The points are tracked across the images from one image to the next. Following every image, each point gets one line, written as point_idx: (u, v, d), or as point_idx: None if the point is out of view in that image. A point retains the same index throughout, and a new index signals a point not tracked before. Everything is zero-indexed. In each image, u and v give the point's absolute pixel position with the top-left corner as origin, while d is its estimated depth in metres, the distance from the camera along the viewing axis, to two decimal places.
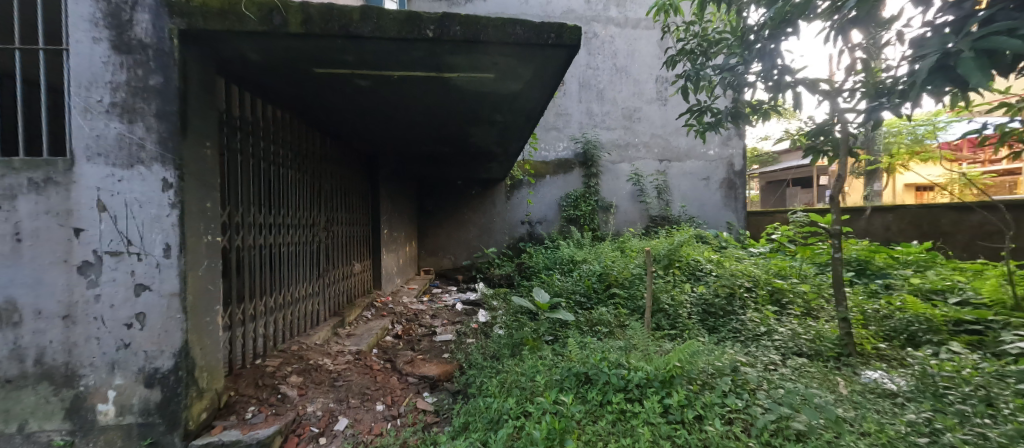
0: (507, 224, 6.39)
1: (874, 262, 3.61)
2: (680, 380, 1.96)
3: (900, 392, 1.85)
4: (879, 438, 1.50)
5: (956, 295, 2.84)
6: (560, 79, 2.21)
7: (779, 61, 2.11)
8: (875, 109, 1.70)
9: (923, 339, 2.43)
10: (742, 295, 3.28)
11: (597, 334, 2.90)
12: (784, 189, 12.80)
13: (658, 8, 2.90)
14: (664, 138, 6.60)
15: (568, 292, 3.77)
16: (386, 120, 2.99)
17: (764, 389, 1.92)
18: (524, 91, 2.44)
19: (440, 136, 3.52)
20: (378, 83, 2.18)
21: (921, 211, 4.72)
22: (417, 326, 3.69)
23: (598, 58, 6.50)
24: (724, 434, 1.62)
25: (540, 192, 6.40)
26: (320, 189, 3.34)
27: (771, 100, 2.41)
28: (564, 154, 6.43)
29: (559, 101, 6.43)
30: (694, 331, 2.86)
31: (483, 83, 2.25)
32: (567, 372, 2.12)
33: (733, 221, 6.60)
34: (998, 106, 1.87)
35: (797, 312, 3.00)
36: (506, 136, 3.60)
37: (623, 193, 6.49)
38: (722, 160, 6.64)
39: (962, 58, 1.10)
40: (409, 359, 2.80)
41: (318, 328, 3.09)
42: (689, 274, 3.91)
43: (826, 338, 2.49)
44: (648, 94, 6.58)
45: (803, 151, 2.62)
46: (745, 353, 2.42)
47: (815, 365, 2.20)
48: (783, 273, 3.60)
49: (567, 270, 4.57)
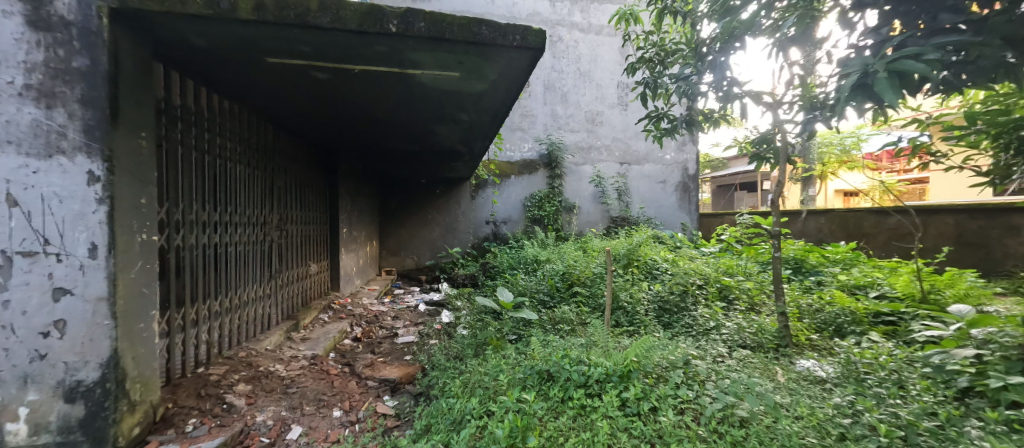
0: (471, 224, 6.34)
1: (808, 261, 3.97)
2: (637, 374, 2.05)
3: (828, 378, 2.03)
4: (810, 420, 1.65)
5: (875, 290, 3.18)
6: (525, 80, 2.23)
7: (728, 73, 2.28)
8: (809, 121, 1.86)
9: (848, 330, 2.69)
10: (694, 293, 3.48)
11: (559, 332, 2.96)
12: (732, 192, 13.67)
13: (619, 16, 3.00)
14: (625, 141, 6.84)
15: (532, 291, 3.82)
16: (345, 116, 2.89)
17: (712, 380, 2.05)
18: (489, 91, 2.44)
19: (403, 134, 3.45)
20: (336, 76, 2.10)
21: (848, 214, 5.23)
22: (378, 328, 3.58)
23: (562, 62, 6.62)
24: (676, 423, 1.72)
25: (505, 192, 6.41)
26: (273, 185, 3.16)
27: (720, 109, 2.59)
28: (529, 154, 6.49)
29: (524, 102, 6.48)
30: (651, 327, 3.00)
31: (447, 82, 2.24)
32: (529, 370, 2.15)
33: (687, 222, 6.96)
34: (911, 122, 2.11)
35: (742, 307, 3.21)
36: (471, 136, 3.58)
37: (586, 194, 6.66)
38: (678, 164, 6.97)
39: (878, 77, 1.23)
40: (370, 362, 2.73)
41: (269, 332, 2.93)
42: (646, 273, 4.08)
43: (767, 330, 2.70)
44: (610, 99, 6.79)
45: (748, 158, 2.83)
46: (696, 347, 2.56)
47: (756, 356, 2.38)
48: (731, 271, 3.85)
49: (531, 269, 4.61)
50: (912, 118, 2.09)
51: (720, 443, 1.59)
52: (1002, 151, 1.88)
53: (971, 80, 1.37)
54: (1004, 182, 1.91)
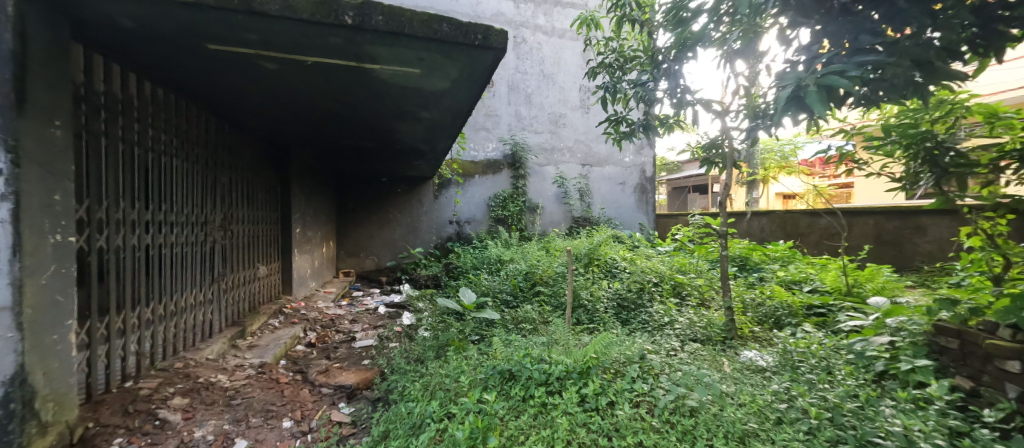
0: (434, 224, 6.23)
1: (752, 258, 4.28)
2: (595, 370, 2.11)
3: (767, 367, 2.20)
4: (752, 407, 1.77)
5: (809, 284, 3.48)
6: (486, 79, 2.23)
7: (681, 81, 2.41)
8: (753, 129, 2.01)
9: (785, 321, 2.93)
10: (650, 290, 3.63)
11: (522, 331, 2.98)
12: (686, 194, 14.38)
13: (580, 21, 3.06)
14: (586, 143, 7.00)
15: (495, 291, 3.82)
16: (299, 110, 2.75)
17: (665, 373, 2.15)
18: (451, 90, 2.41)
19: (362, 130, 3.34)
20: (286, 68, 1.99)
21: (786, 216, 5.68)
22: (334, 333, 3.43)
23: (526, 63, 6.68)
24: (632, 416, 1.78)
25: (468, 192, 6.35)
26: (215, 181, 2.94)
27: (674, 115, 2.72)
28: (493, 154, 6.47)
29: (487, 102, 6.47)
30: (609, 324, 3.10)
31: (407, 78, 2.18)
32: (491, 370, 2.15)
33: (644, 222, 7.25)
34: (839, 132, 2.32)
35: (693, 303, 3.39)
36: (434, 134, 3.52)
37: (548, 195, 6.75)
38: (636, 166, 7.24)
39: (809, 90, 1.35)
40: (324, 368, 2.61)
41: (212, 340, 2.72)
42: (606, 271, 4.21)
43: (715, 324, 2.87)
44: (573, 101, 6.93)
45: (700, 163, 3.00)
46: (651, 342, 2.67)
47: (705, 349, 2.53)
48: (684, 268, 4.06)
49: (493, 269, 4.61)
50: (839, 128, 2.30)
51: (672, 433, 1.67)
52: (911, 160, 2.11)
53: (886, 95, 1.54)
54: (914, 187, 2.15)
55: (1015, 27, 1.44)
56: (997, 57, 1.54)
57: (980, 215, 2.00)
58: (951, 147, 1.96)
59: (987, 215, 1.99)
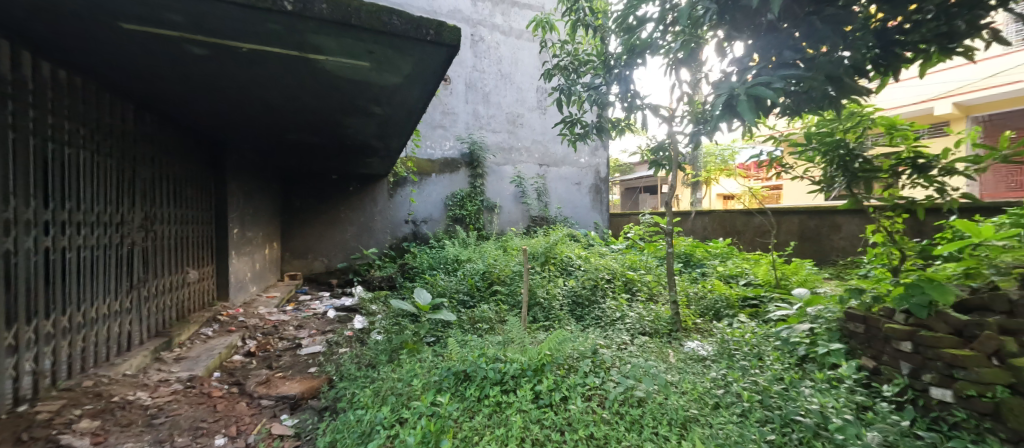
0: (388, 223, 6.01)
1: (695, 254, 4.59)
2: (549, 367, 2.15)
3: (708, 356, 2.35)
4: (693, 394, 1.89)
5: (744, 278, 3.77)
6: (441, 76, 2.19)
7: (632, 86, 2.53)
8: (696, 134, 2.15)
9: (723, 313, 3.15)
10: (603, 287, 3.76)
11: (478, 331, 2.97)
12: (637, 194, 15.04)
13: (536, 23, 3.10)
14: (543, 144, 7.11)
15: (452, 291, 3.77)
16: (233, 101, 2.53)
17: (616, 366, 2.24)
18: (404, 85, 2.34)
19: (307, 124, 3.15)
20: (219, 55, 1.84)
21: (725, 215, 6.12)
22: (277, 340, 3.20)
23: (484, 62, 6.65)
24: (584, 410, 1.84)
25: (424, 190, 6.20)
26: (134, 177, 2.63)
27: (625, 118, 2.84)
28: (450, 153, 6.38)
29: (444, 99, 6.36)
30: (564, 321, 3.18)
31: (355, 71, 2.09)
32: (445, 372, 2.13)
33: (598, 221, 7.50)
34: (771, 139, 2.54)
35: (643, 298, 3.55)
36: (387, 131, 3.41)
37: (506, 194, 6.76)
38: (591, 167, 7.46)
39: (740, 98, 1.48)
40: (264, 379, 2.43)
41: (131, 354, 2.44)
42: (562, 269, 4.31)
43: (662, 318, 3.02)
44: (530, 102, 7.00)
45: (648, 165, 3.16)
46: (604, 337, 2.76)
47: (653, 341, 2.66)
48: (634, 265, 4.26)
49: (450, 269, 4.55)
50: (769, 135, 2.51)
51: (622, 423, 1.74)
52: (829, 166, 2.36)
53: (806, 106, 1.70)
54: (830, 189, 2.40)
55: (908, 51, 1.65)
56: (893, 76, 1.76)
57: (882, 214, 2.28)
58: (859, 154, 2.21)
59: (887, 214, 2.27)
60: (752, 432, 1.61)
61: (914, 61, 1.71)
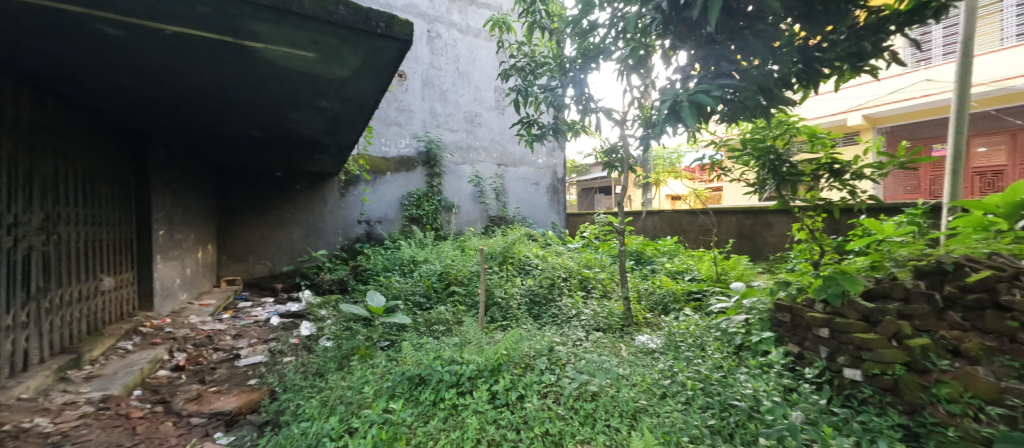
0: (338, 224, 5.72)
1: (646, 252, 4.83)
2: (506, 367, 2.16)
3: (657, 348, 2.47)
4: (642, 385, 1.98)
5: (689, 274, 4.02)
6: (393, 70, 2.12)
7: (586, 89, 2.62)
8: (645, 137, 2.25)
9: (670, 307, 3.33)
10: (559, 285, 3.84)
11: (434, 333, 2.91)
12: (593, 195, 15.50)
13: (493, 23, 3.09)
14: (501, 144, 7.13)
15: (407, 293, 3.67)
16: (157, 88, 2.30)
17: (571, 362, 2.29)
18: (354, 79, 2.25)
19: (246, 117, 2.92)
20: (139, 37, 1.66)
21: (672, 215, 6.47)
22: (211, 352, 2.94)
23: (441, 59, 6.54)
24: (540, 408, 1.86)
25: (377, 189, 5.97)
26: (31, 172, 2.31)
27: (580, 121, 2.92)
28: (405, 151, 6.20)
29: (399, 96, 6.17)
30: (521, 320, 3.20)
31: (300, 62, 1.97)
32: (400, 377, 2.08)
33: (555, 221, 7.64)
34: (713, 144, 2.72)
35: (597, 295, 3.67)
36: (336, 127, 3.24)
37: (464, 194, 6.69)
38: (548, 168, 7.58)
39: (683, 105, 1.58)
40: (195, 395, 2.22)
41: (28, 375, 2.13)
42: (519, 268, 4.34)
43: (615, 313, 3.14)
44: (488, 101, 6.99)
45: (602, 167, 3.26)
46: (560, 334, 2.82)
47: (607, 336, 2.75)
48: (589, 263, 4.38)
49: (406, 271, 4.42)
50: (711, 140, 2.68)
51: (576, 418, 1.78)
52: (761, 169, 2.57)
53: (740, 114, 1.84)
54: (763, 191, 2.62)
55: (826, 67, 1.84)
56: (813, 89, 1.95)
57: (806, 214, 2.52)
58: (786, 159, 2.42)
59: (810, 214, 2.51)
60: (694, 418, 1.72)
61: (830, 76, 1.91)
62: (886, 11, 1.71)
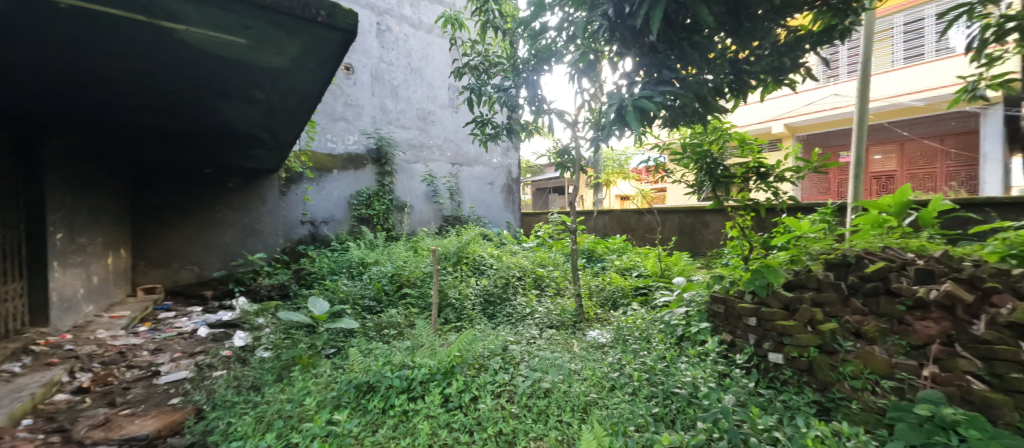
0: (279, 225, 5.32)
1: (597, 250, 5.01)
2: (459, 369, 2.13)
3: (607, 343, 2.56)
4: (593, 379, 2.05)
5: (636, 270, 4.22)
6: (337, 61, 2.03)
7: (538, 91, 2.66)
8: (597, 139, 2.32)
9: (619, 302, 3.48)
10: (514, 284, 3.86)
11: (385, 338, 2.81)
12: (547, 194, 15.78)
13: (444, 19, 3.04)
14: (455, 143, 7.05)
15: (356, 297, 3.50)
16: (54, 71, 2.01)
17: (525, 360, 2.30)
18: (293, 70, 2.12)
19: (168, 107, 2.64)
20: (28, 11, 1.44)
21: (621, 214, 6.76)
22: (124, 370, 2.61)
23: (392, 54, 6.32)
24: (493, 408, 1.86)
25: (322, 188, 5.63)
26: None
27: (533, 121, 2.96)
28: (353, 148, 5.91)
29: (347, 90, 5.85)
30: (475, 320, 3.19)
31: (230, 49, 1.82)
32: (346, 385, 1.99)
33: (510, 220, 7.68)
34: (658, 147, 2.87)
35: (551, 292, 3.73)
36: (274, 120, 3.02)
37: (417, 193, 6.51)
38: (503, 167, 7.60)
39: (629, 109, 1.66)
40: (102, 421, 1.97)
41: None
42: (474, 268, 4.31)
43: (567, 310, 3.22)
44: (441, 99, 6.89)
45: (556, 168, 3.32)
46: (514, 333, 2.83)
47: (560, 333, 2.81)
48: (543, 262, 4.45)
49: (355, 274, 4.22)
50: (655, 144, 2.83)
51: (529, 415, 1.80)
52: (699, 172, 2.75)
53: (681, 119, 1.96)
54: (701, 192, 2.80)
55: (752, 79, 2.01)
56: (742, 100, 2.13)
57: (738, 213, 2.73)
58: (720, 162, 2.62)
59: (742, 213, 2.72)
60: (640, 408, 1.81)
61: (756, 88, 2.09)
62: (802, 31, 1.90)
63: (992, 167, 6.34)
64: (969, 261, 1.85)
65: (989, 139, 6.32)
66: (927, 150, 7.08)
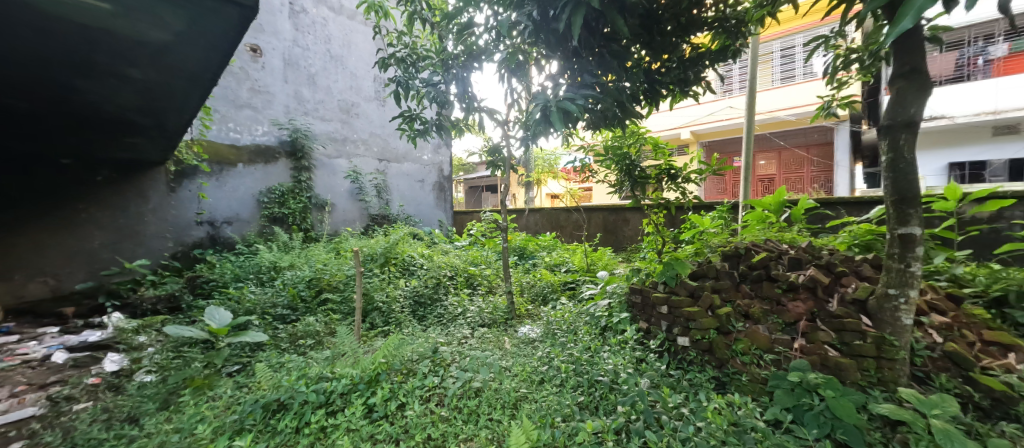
0: (168, 225, 4.56)
1: (528, 247, 5.13)
2: (385, 376, 2.03)
3: (536, 337, 2.63)
4: (522, 374, 2.09)
5: (565, 266, 4.40)
6: (230, 40, 1.91)
7: (468, 88, 2.65)
8: (526, 137, 2.37)
9: (549, 297, 3.59)
10: (445, 284, 3.78)
11: (300, 349, 2.57)
12: (479, 193, 15.75)
13: (367, 5, 2.85)
14: (382, 138, 6.72)
15: (266, 306, 3.15)
16: None
17: (455, 361, 2.26)
18: (176, 48, 1.93)
19: (7, 88, 2.21)
20: None
21: (551, 212, 7.02)
22: None
23: (308, 38, 5.81)
24: (421, 413, 1.81)
25: (224, 184, 4.97)
26: None
27: (464, 118, 2.92)
28: (262, 139, 5.32)
29: (254, 75, 5.23)
30: (404, 323, 3.07)
31: (90, 15, 1.60)
32: (252, 406, 1.79)
33: (442, 219, 7.53)
34: (584, 148, 3.02)
35: (483, 291, 3.72)
36: (161, 105, 2.59)
37: (340, 191, 6.07)
38: (434, 165, 7.41)
39: (552, 110, 1.73)
40: None
41: None
42: (403, 269, 4.13)
43: (499, 308, 3.24)
44: (366, 91, 6.52)
45: (487, 166, 3.31)
46: (444, 334, 2.77)
47: (491, 331, 2.81)
48: (476, 261, 4.42)
49: (265, 280, 3.80)
50: (581, 145, 2.97)
51: (459, 417, 1.78)
52: (618, 173, 2.94)
53: (602, 123, 2.09)
54: (620, 191, 3.00)
55: (663, 89, 2.20)
56: (656, 107, 2.32)
57: (653, 211, 2.97)
58: (638, 164, 2.83)
59: (656, 211, 2.97)
60: (565, 398, 1.89)
61: (666, 97, 2.29)
62: (702, 48, 2.13)
63: (843, 173, 7.62)
64: (827, 250, 2.24)
65: (839, 150, 7.64)
66: (798, 157, 8.36)
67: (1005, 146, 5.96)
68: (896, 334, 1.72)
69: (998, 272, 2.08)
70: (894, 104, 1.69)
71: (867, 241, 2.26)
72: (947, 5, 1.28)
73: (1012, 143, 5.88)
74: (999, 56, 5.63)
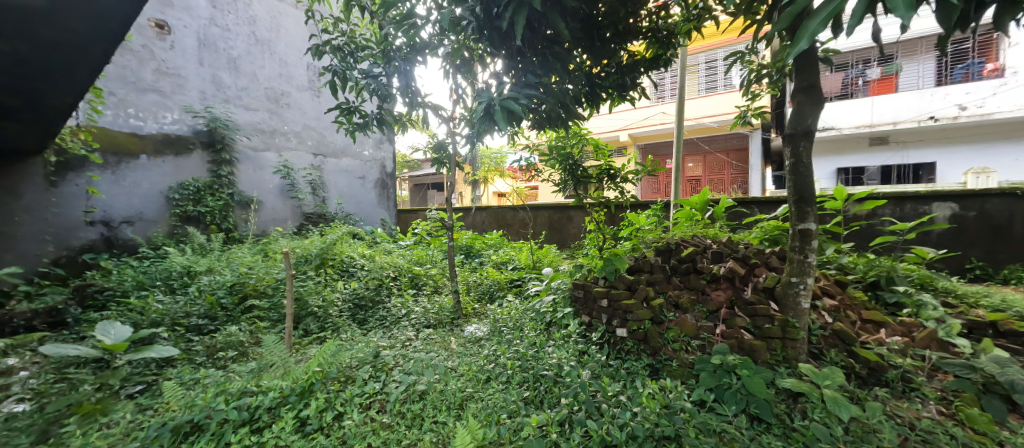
0: (48, 226, 3.86)
1: (475, 245, 5.09)
2: (320, 385, 1.90)
3: (483, 336, 2.62)
4: (468, 374, 2.07)
5: (511, 263, 4.43)
6: (122, 6, 1.69)
7: (411, 82, 2.57)
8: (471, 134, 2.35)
9: (495, 295, 3.60)
10: (388, 285, 3.64)
11: (219, 362, 2.33)
12: (425, 191, 15.33)
13: None
14: (317, 131, 6.32)
15: (179, 315, 2.80)
16: None
17: (398, 365, 2.17)
18: (53, 13, 1.66)
19: None
20: None
21: (498, 211, 7.06)
22: None
23: (228, 18, 5.26)
24: (361, 422, 1.72)
25: (121, 178, 4.34)
26: None
27: (407, 114, 2.82)
28: (172, 128, 4.71)
29: (160, 54, 4.62)
30: (343, 328, 2.90)
31: None
32: (157, 431, 1.59)
33: (385, 218, 7.22)
34: (529, 147, 3.06)
35: (427, 291, 3.63)
36: (36, 86, 2.21)
37: (268, 187, 5.59)
38: (375, 161, 7.09)
39: (496, 108, 1.73)
40: None
41: None
42: (341, 271, 3.90)
43: (445, 308, 3.17)
44: (298, 80, 6.09)
45: (432, 163, 3.23)
46: (387, 338, 2.66)
47: (437, 332, 2.75)
48: (421, 260, 4.30)
49: (177, 287, 3.37)
50: (526, 144, 3.00)
51: (402, 423, 1.73)
52: (562, 172, 3.02)
53: (546, 121, 2.14)
54: (564, 190, 3.08)
55: (603, 92, 2.31)
56: (596, 110, 2.42)
57: (594, 210, 3.10)
58: (580, 164, 2.93)
59: (597, 210, 3.09)
60: (511, 394, 1.90)
61: (606, 101, 2.40)
62: (638, 56, 2.25)
63: (756, 176, 8.47)
64: (743, 244, 2.49)
65: (754, 154, 8.50)
66: (720, 160, 9.20)
67: (879, 154, 7.03)
68: (797, 317, 1.97)
69: (873, 261, 2.46)
70: (795, 116, 1.92)
71: (775, 235, 2.55)
72: (834, 30, 1.45)
73: (884, 152, 6.97)
74: (874, 78, 6.65)
